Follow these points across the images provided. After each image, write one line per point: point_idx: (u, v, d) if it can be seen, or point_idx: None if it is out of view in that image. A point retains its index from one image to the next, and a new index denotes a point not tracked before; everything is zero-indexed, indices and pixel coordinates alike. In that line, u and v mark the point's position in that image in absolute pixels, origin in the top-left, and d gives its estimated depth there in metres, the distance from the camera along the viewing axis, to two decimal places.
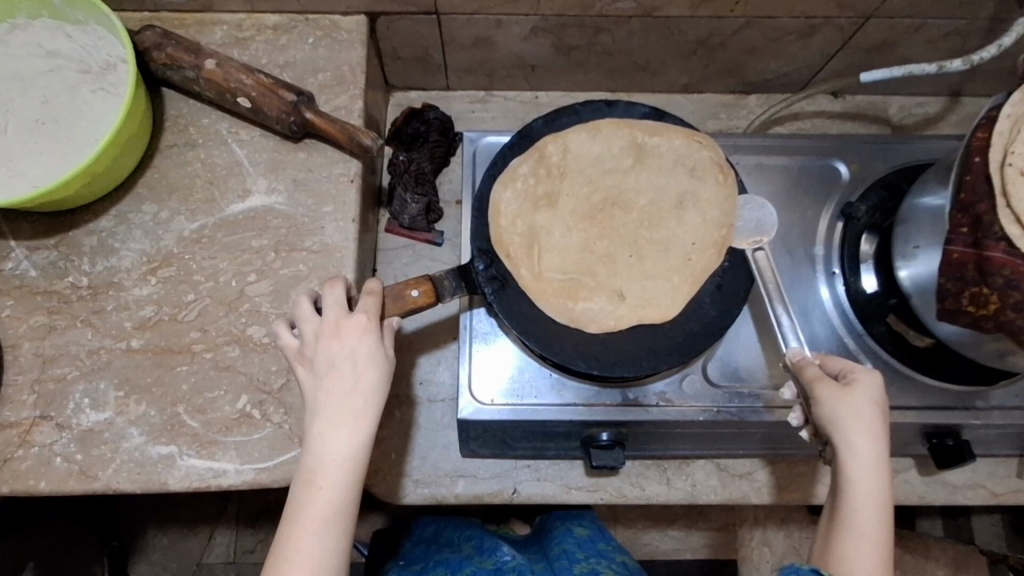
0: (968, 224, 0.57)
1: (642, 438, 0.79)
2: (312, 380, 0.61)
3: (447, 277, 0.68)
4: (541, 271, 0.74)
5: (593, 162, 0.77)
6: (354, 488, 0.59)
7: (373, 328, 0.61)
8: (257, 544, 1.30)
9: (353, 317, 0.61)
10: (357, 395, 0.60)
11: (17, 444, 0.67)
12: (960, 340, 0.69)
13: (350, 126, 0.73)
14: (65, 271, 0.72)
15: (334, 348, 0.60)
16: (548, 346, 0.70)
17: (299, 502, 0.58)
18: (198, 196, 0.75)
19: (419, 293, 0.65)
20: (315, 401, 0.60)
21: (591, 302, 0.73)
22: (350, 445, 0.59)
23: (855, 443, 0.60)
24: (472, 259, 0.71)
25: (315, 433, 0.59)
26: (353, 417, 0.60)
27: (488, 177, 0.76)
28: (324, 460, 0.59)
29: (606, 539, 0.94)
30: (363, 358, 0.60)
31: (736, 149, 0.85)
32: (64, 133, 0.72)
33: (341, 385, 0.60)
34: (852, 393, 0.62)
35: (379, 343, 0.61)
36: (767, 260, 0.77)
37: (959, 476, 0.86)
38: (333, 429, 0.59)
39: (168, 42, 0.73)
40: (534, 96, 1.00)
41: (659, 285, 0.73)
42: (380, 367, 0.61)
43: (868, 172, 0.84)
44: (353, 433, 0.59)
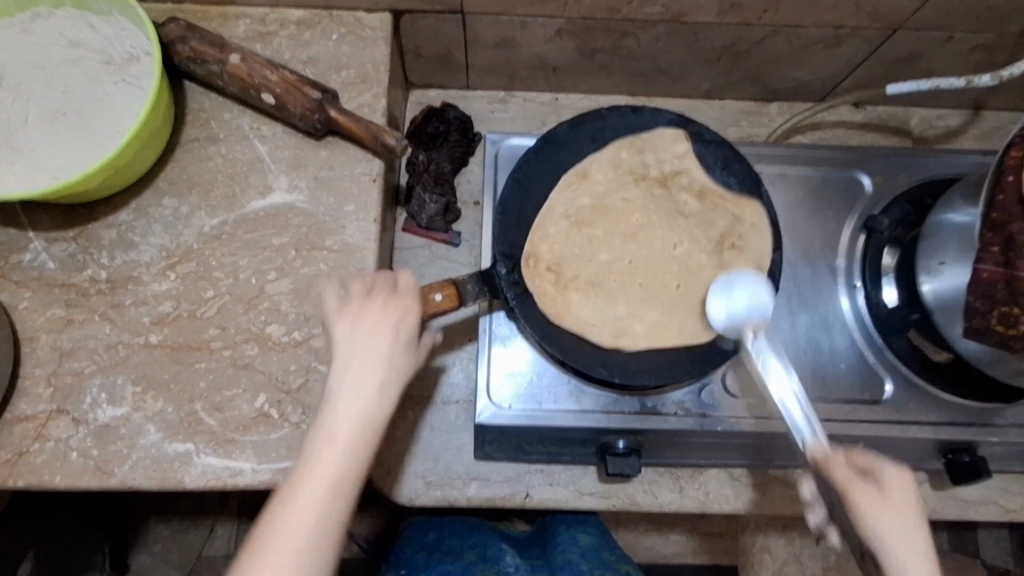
0: (1000, 244, 0.57)
1: (657, 446, 0.78)
2: (331, 382, 0.59)
3: (470, 281, 0.68)
4: (567, 300, 0.74)
5: (625, 196, 0.78)
6: (362, 463, 0.57)
7: (405, 336, 0.61)
8: None
9: (385, 324, 0.61)
10: (383, 365, 0.59)
11: (33, 437, 0.66)
12: (981, 358, 0.68)
13: (375, 125, 0.72)
14: (84, 264, 0.71)
15: (363, 354, 0.60)
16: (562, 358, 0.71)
17: (302, 469, 0.56)
18: (219, 191, 0.74)
19: (443, 297, 0.64)
20: (326, 406, 0.58)
21: (620, 331, 0.73)
22: (368, 418, 0.58)
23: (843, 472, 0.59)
24: (494, 264, 0.72)
25: (332, 400, 0.58)
26: (377, 387, 0.59)
27: (513, 180, 0.76)
28: (337, 429, 0.57)
29: (607, 548, 0.96)
30: (394, 331, 0.61)
31: (759, 158, 0.85)
32: (86, 125, 0.71)
33: (368, 353, 0.60)
34: (882, 498, 0.57)
35: (409, 353, 0.61)
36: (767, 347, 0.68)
37: (971, 492, 0.86)
38: (352, 399, 0.58)
39: (192, 34, 0.73)
40: (554, 98, 0.99)
41: (690, 317, 0.73)
42: (410, 344, 0.61)
43: (891, 186, 0.83)
44: (373, 405, 0.58)
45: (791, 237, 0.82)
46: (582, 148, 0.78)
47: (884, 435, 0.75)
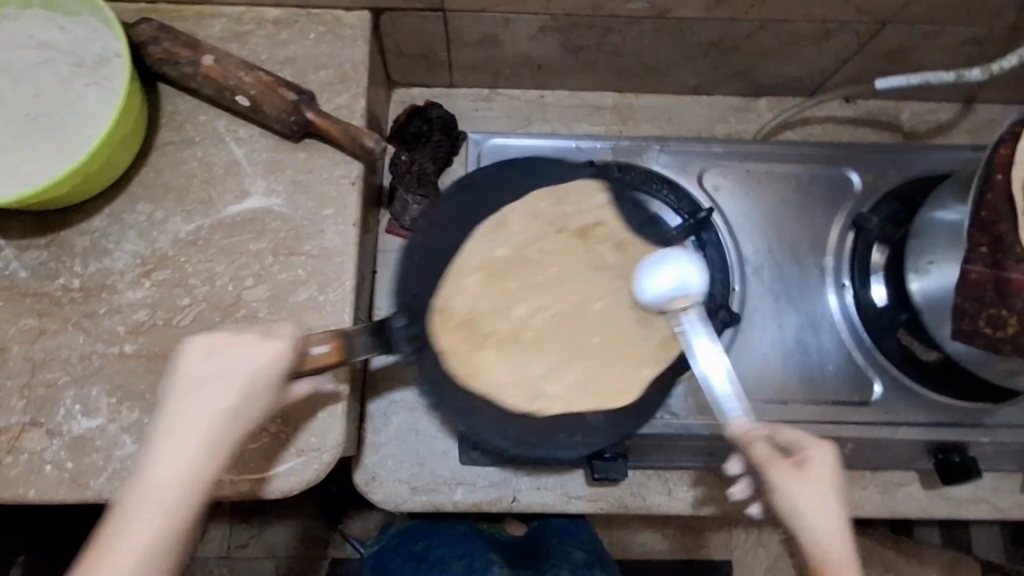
0: (988, 244, 0.56)
1: (645, 449, 0.78)
2: (150, 437, 0.54)
3: (361, 332, 0.62)
4: (477, 360, 0.66)
5: (544, 246, 0.70)
6: (182, 532, 0.52)
7: (255, 389, 0.56)
8: (250, 539, 1.35)
9: (224, 375, 0.55)
10: (223, 424, 0.54)
11: (6, 450, 0.65)
12: (970, 359, 0.67)
13: (353, 127, 0.71)
14: (57, 272, 0.70)
15: (186, 408, 0.54)
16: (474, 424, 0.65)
17: (109, 532, 0.51)
18: (195, 196, 0.73)
19: (326, 351, 0.60)
20: (146, 464, 0.53)
21: (539, 393, 0.67)
22: (187, 483, 0.53)
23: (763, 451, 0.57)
24: (390, 315, 0.63)
25: (151, 460, 0.53)
26: (200, 451, 0.54)
27: (429, 218, 0.69)
28: (152, 492, 0.52)
29: (598, 564, 0.98)
30: (247, 385, 0.55)
31: (746, 155, 0.83)
32: (56, 130, 0.69)
33: (206, 408, 0.54)
34: (801, 476, 0.55)
35: (256, 408, 0.56)
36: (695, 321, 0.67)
37: (962, 491, 0.85)
38: (176, 459, 0.53)
39: (164, 36, 0.71)
40: (540, 96, 0.97)
41: (611, 376, 0.68)
42: (260, 400, 0.56)
43: (880, 182, 0.82)
44: (200, 469, 0.53)
45: (779, 237, 0.80)
46: (502, 191, 0.71)
47: (872, 436, 0.74)
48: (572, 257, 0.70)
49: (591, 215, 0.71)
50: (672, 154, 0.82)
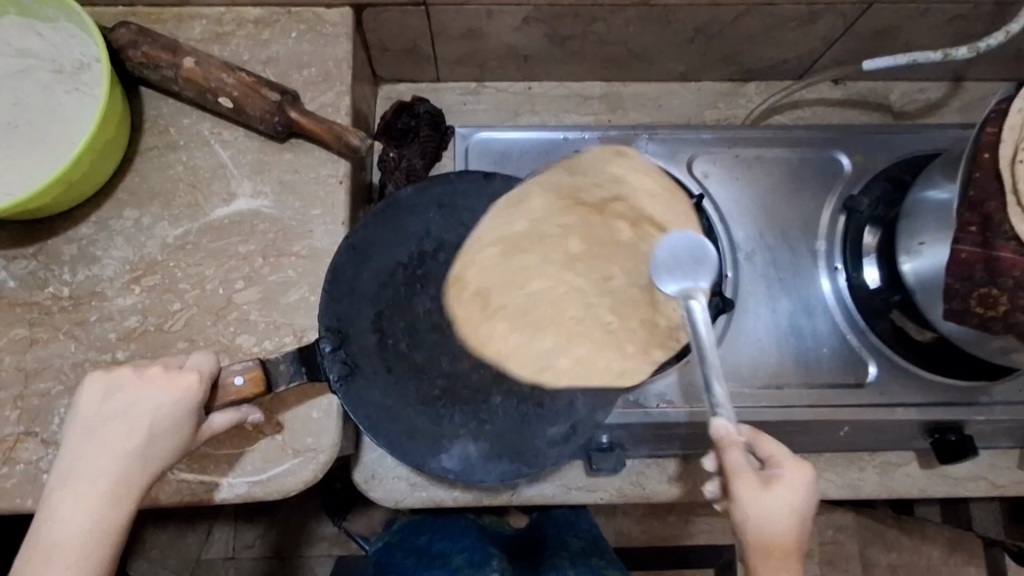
0: (977, 224, 0.56)
1: (642, 438, 0.77)
2: (59, 481, 0.55)
3: (285, 360, 0.63)
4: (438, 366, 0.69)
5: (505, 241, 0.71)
6: (99, 565, 0.54)
7: (163, 427, 0.57)
8: (256, 539, 1.36)
9: (132, 415, 0.57)
10: (134, 459, 0.56)
11: (2, 460, 0.65)
12: (964, 338, 0.67)
13: (338, 125, 0.70)
14: (46, 282, 0.70)
15: (97, 450, 0.55)
16: (394, 445, 0.66)
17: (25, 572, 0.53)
18: (181, 200, 0.72)
19: (244, 381, 0.61)
20: (54, 508, 0.54)
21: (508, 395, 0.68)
22: (98, 519, 0.54)
23: (739, 458, 0.55)
24: (319, 338, 0.66)
25: (57, 500, 0.54)
26: (112, 487, 0.55)
27: (347, 247, 0.69)
28: (63, 531, 0.53)
29: (599, 553, 0.99)
30: (160, 419, 0.57)
31: (736, 141, 0.82)
32: (38, 138, 0.69)
33: (115, 445, 0.56)
34: (769, 486, 0.54)
35: (166, 446, 0.57)
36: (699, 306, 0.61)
37: (960, 469, 0.85)
38: (86, 497, 0.54)
39: (143, 39, 0.70)
40: (527, 87, 0.97)
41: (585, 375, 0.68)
42: (174, 433, 0.57)
43: (870, 164, 0.81)
44: (114, 504, 0.55)
45: (770, 221, 0.80)
46: (455, 192, 0.72)
47: (869, 418, 0.74)
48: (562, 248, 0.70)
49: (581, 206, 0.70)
50: (661, 142, 0.81)
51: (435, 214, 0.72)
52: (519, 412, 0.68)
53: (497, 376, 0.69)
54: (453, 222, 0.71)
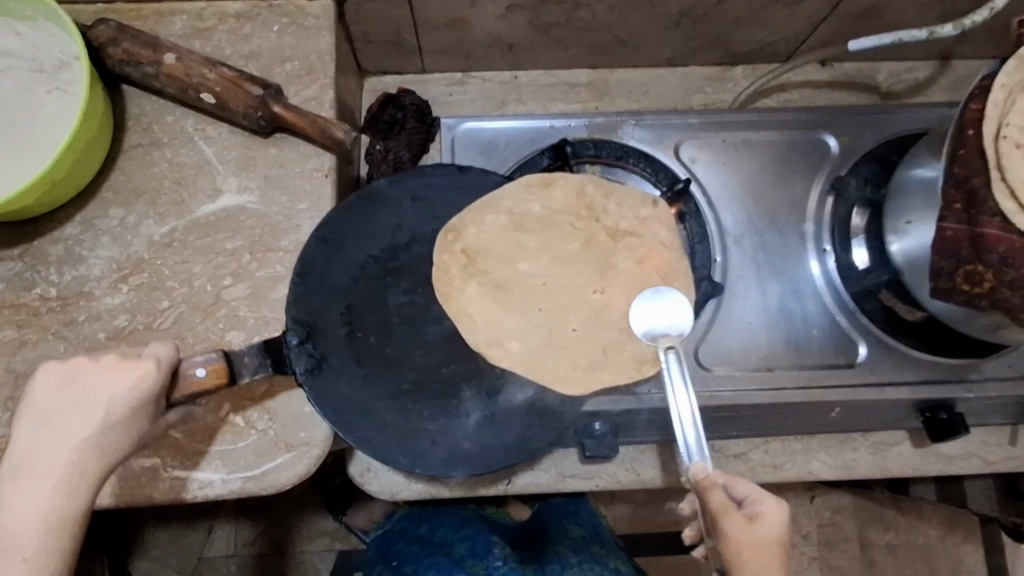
0: (962, 200, 0.56)
1: (636, 425, 0.77)
2: (10, 474, 0.52)
3: (249, 352, 0.62)
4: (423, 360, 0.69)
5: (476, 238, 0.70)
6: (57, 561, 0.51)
7: (120, 414, 0.54)
8: (257, 536, 1.36)
9: (85, 404, 0.54)
10: (90, 449, 0.53)
11: None
12: (952, 316, 0.67)
13: (321, 118, 0.69)
14: (33, 283, 0.69)
15: (49, 440, 0.52)
16: (364, 440, 0.65)
17: None
18: (166, 198, 0.72)
19: (205, 372, 0.59)
20: (5, 503, 0.51)
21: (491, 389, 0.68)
22: (53, 513, 0.51)
23: (716, 496, 0.54)
24: (286, 331, 0.65)
25: (7, 497, 0.51)
26: (68, 479, 0.52)
27: (317, 240, 0.68)
28: (15, 528, 0.50)
29: (601, 539, 1.00)
30: (117, 408, 0.54)
31: (723, 125, 0.81)
32: (19, 139, 0.68)
33: (69, 435, 0.53)
34: (747, 534, 0.52)
35: (124, 434, 0.55)
36: (678, 360, 0.60)
37: (952, 447, 0.86)
38: (39, 491, 0.51)
39: (124, 36, 0.69)
40: (513, 76, 0.96)
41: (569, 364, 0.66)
42: (133, 421, 0.55)
43: (858, 145, 0.81)
44: (69, 496, 0.52)
45: (758, 205, 0.80)
46: (432, 189, 0.71)
47: (860, 398, 0.74)
48: (551, 235, 0.69)
49: (566, 196, 0.70)
50: (648, 128, 0.81)
51: (410, 208, 0.71)
52: (502, 403, 0.67)
53: (481, 368, 0.68)
54: (427, 215, 0.71)
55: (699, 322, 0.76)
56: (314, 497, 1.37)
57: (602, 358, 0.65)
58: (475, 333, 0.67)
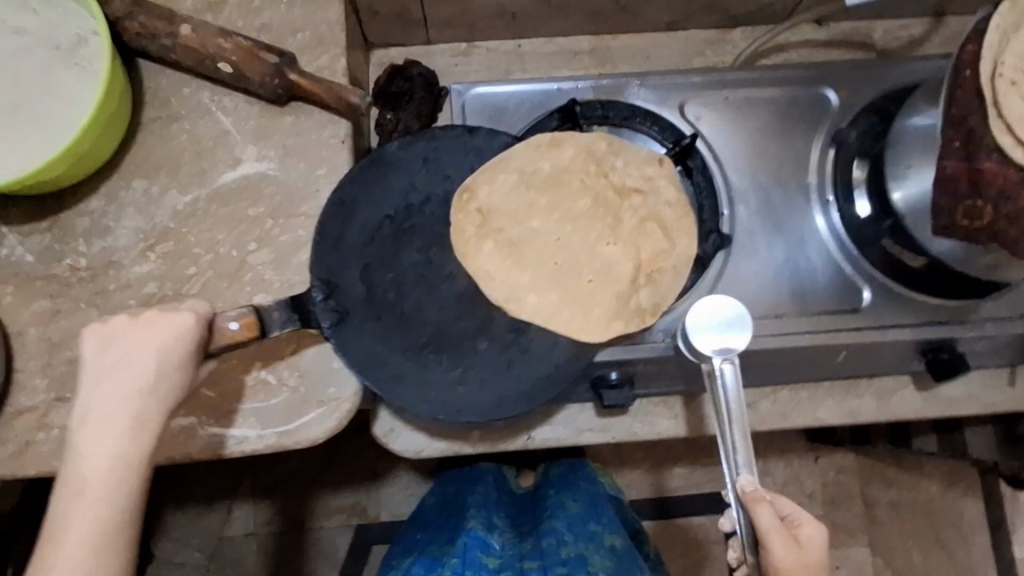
0: (961, 139, 0.58)
1: (650, 375, 0.80)
2: (77, 424, 0.58)
3: (277, 308, 0.64)
4: (443, 316, 0.70)
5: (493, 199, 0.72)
6: (129, 498, 0.57)
7: (168, 367, 0.59)
8: (274, 514, 1.39)
9: (135, 357, 0.58)
10: (147, 399, 0.58)
11: (37, 427, 0.68)
12: (953, 257, 0.70)
13: (336, 85, 0.72)
14: (62, 255, 0.71)
15: (107, 394, 0.58)
16: (393, 389, 0.68)
17: (60, 513, 0.56)
18: (188, 168, 0.74)
19: (239, 327, 0.62)
20: (76, 450, 0.57)
21: (510, 340, 0.70)
22: (122, 457, 0.57)
23: (769, 519, 0.59)
24: (310, 289, 0.67)
25: (79, 444, 0.57)
26: (130, 426, 0.57)
27: (334, 202, 0.70)
28: (89, 471, 0.56)
29: (599, 512, 1.01)
30: (167, 361, 0.59)
31: (725, 84, 0.83)
32: (42, 115, 0.70)
33: (128, 387, 0.58)
34: (797, 548, 0.59)
35: (173, 385, 0.59)
36: (733, 374, 0.65)
37: (953, 390, 0.89)
38: (106, 438, 0.57)
39: (139, 10, 0.70)
40: (517, 45, 0.98)
41: (586, 313, 0.69)
42: (181, 371, 0.60)
43: (856, 98, 0.83)
44: (133, 442, 0.57)
45: (761, 160, 0.82)
46: (446, 150, 0.73)
47: (863, 341, 0.77)
48: (564, 192, 0.72)
49: (575, 156, 0.72)
50: (652, 88, 0.83)
51: (422, 170, 0.72)
52: (519, 351, 0.70)
53: (498, 321, 0.70)
54: (437, 176, 0.72)
55: (708, 274, 0.78)
56: (331, 473, 1.40)
57: (616, 305, 0.69)
58: (497, 289, 0.70)
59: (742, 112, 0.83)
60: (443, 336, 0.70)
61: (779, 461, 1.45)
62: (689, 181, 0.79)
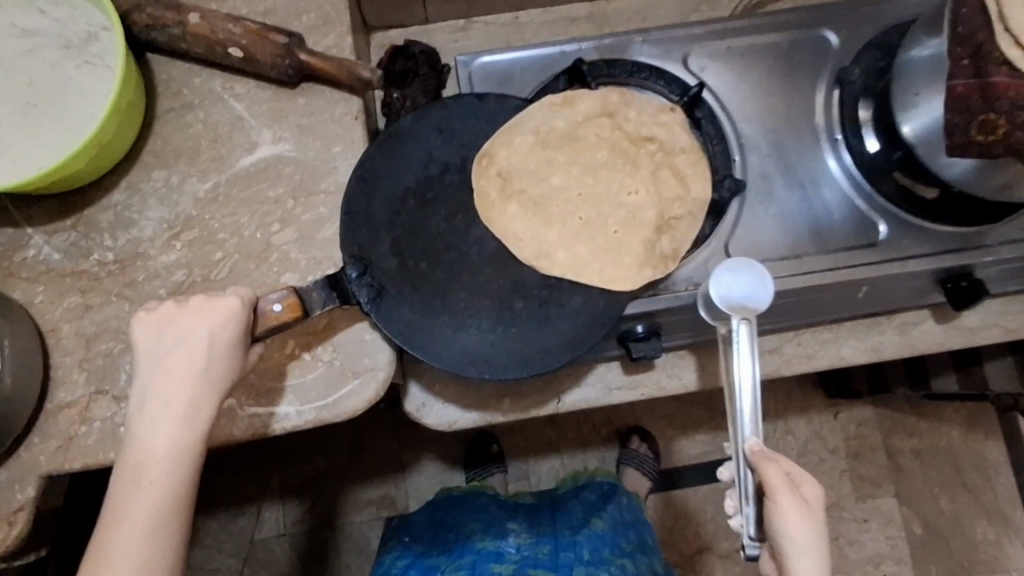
0: (969, 56, 0.60)
1: (676, 325, 0.81)
2: (137, 409, 0.60)
3: (316, 288, 0.65)
4: (471, 279, 0.71)
5: (511, 160, 0.73)
6: (188, 478, 0.59)
7: (220, 350, 0.60)
8: (304, 513, 1.39)
9: (187, 343, 0.60)
10: (203, 382, 0.60)
11: (79, 420, 0.69)
12: (965, 182, 0.70)
13: (347, 61, 0.72)
14: (89, 250, 0.72)
15: (164, 379, 0.60)
16: (430, 354, 0.69)
17: (119, 496, 0.58)
18: (206, 156, 0.74)
19: (281, 308, 0.63)
20: (136, 433, 0.59)
21: (541, 297, 0.71)
22: (180, 441, 0.59)
23: (776, 477, 0.60)
24: (343, 266, 0.68)
25: (140, 427, 0.59)
26: (189, 409, 0.59)
27: (357, 177, 0.70)
28: (150, 454, 0.59)
29: (621, 538, 1.08)
30: (220, 345, 0.60)
31: (726, 34, 0.84)
32: (57, 113, 0.70)
33: (185, 371, 0.60)
34: (802, 503, 0.59)
35: (226, 368, 0.61)
36: (749, 332, 0.64)
37: (973, 319, 0.90)
38: (165, 421, 0.59)
39: (146, 1, 0.71)
40: (514, 17, 0.99)
41: (615, 263, 0.71)
42: (233, 356, 0.61)
43: (857, 37, 0.84)
44: (189, 426, 0.59)
45: (768, 106, 0.83)
46: (460, 116, 0.73)
47: (885, 274, 0.78)
48: (582, 149, 0.74)
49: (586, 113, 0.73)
50: (655, 44, 0.83)
51: (438, 138, 0.73)
52: (549, 307, 0.71)
53: (524, 278, 0.71)
54: (453, 144, 0.73)
55: (726, 221, 0.79)
56: (359, 466, 1.40)
57: (642, 253, 0.72)
58: (526, 248, 0.71)
59: (746, 59, 0.84)
60: (474, 298, 0.71)
61: (800, 419, 1.46)
62: (701, 131, 0.79)
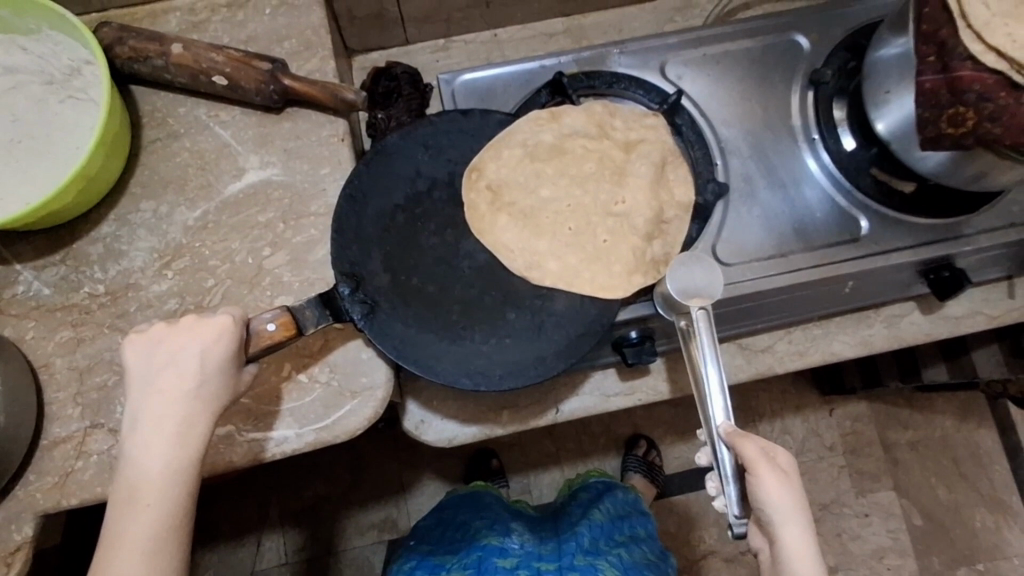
0: (935, 52, 0.62)
1: (669, 329, 0.82)
2: (129, 432, 0.60)
3: (309, 305, 0.65)
4: (465, 292, 0.72)
5: (497, 174, 0.74)
6: (182, 499, 0.59)
7: (213, 368, 0.60)
8: (305, 540, 1.38)
9: (177, 364, 0.60)
10: (195, 402, 0.60)
11: (75, 455, 0.68)
12: (940, 173, 0.72)
13: (330, 84, 0.73)
14: (79, 284, 0.72)
15: (157, 400, 0.59)
16: (427, 368, 0.69)
17: (116, 522, 0.57)
18: (193, 183, 0.75)
19: (275, 327, 0.63)
20: (129, 456, 0.59)
21: (533, 307, 0.72)
22: (173, 461, 0.59)
23: (753, 453, 0.60)
24: (336, 284, 0.68)
25: (132, 450, 0.59)
26: (181, 429, 0.59)
27: (346, 197, 0.71)
28: (144, 476, 0.58)
29: (616, 530, 1.09)
30: (211, 364, 0.60)
31: (700, 41, 0.86)
32: (43, 148, 0.71)
33: (177, 391, 0.60)
34: (779, 472, 0.60)
35: (217, 387, 0.61)
36: (707, 325, 0.63)
37: (958, 308, 0.91)
38: (157, 443, 0.59)
39: (128, 34, 0.72)
40: (493, 35, 1.01)
41: (606, 272, 0.72)
42: (223, 374, 0.61)
43: (827, 40, 0.86)
44: (181, 446, 0.59)
45: (745, 109, 0.85)
46: (444, 134, 0.74)
47: (868, 268, 0.80)
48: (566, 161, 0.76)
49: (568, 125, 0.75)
50: (632, 54, 0.85)
51: (424, 155, 0.74)
52: (543, 317, 0.71)
53: (517, 289, 0.72)
54: (440, 160, 0.74)
55: (712, 223, 0.81)
56: (358, 488, 1.39)
57: (631, 259, 0.73)
58: (518, 259, 0.72)
59: (722, 65, 0.86)
60: (468, 312, 0.71)
61: (795, 418, 1.47)
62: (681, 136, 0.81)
